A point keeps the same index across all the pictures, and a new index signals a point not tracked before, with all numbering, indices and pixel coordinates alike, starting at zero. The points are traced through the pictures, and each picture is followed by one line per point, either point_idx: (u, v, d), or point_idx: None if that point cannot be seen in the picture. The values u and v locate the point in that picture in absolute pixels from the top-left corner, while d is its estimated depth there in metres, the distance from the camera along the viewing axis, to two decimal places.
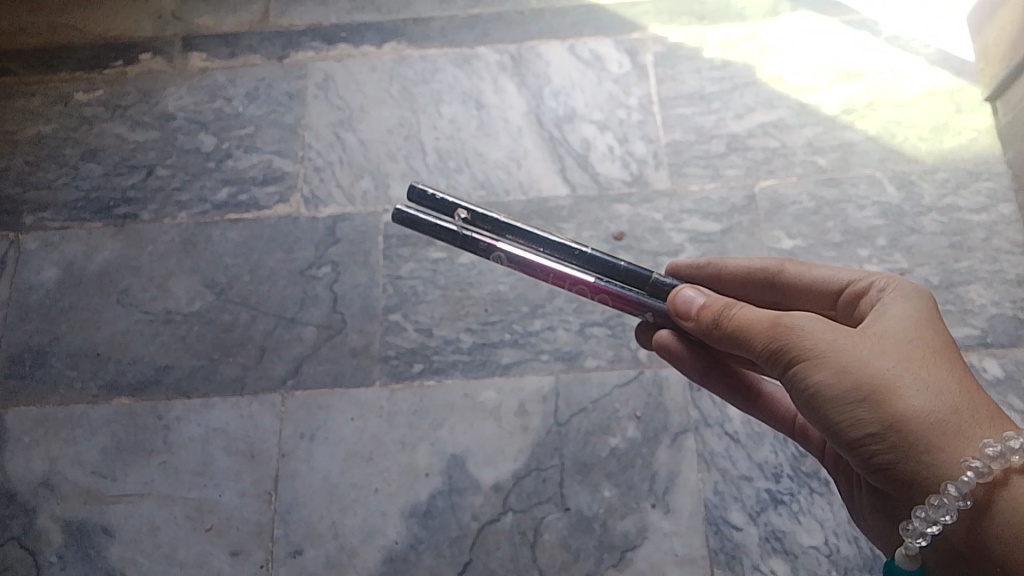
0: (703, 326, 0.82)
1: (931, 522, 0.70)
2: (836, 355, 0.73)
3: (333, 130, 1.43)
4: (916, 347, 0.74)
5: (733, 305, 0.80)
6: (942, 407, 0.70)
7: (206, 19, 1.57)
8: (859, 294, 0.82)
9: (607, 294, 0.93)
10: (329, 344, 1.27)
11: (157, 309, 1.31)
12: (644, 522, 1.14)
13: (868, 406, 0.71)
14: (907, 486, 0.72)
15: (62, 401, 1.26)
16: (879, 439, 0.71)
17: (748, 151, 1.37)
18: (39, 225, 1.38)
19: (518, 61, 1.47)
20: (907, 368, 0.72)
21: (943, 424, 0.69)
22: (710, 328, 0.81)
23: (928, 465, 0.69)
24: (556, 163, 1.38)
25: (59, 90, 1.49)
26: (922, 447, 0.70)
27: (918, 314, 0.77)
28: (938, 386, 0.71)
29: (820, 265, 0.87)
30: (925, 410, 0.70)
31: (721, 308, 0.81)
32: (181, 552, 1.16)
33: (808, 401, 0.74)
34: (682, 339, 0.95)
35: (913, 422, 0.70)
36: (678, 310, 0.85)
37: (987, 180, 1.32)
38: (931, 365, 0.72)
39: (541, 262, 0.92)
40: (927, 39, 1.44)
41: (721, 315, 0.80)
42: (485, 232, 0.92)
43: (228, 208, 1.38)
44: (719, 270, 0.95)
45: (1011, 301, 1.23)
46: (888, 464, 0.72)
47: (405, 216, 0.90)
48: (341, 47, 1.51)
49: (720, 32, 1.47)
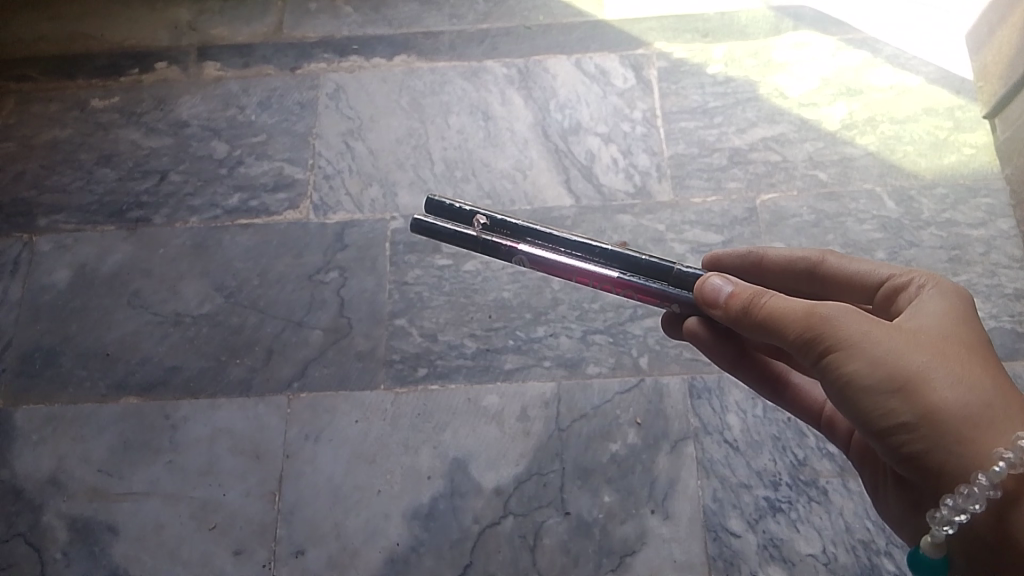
0: (731, 315, 0.82)
1: (960, 511, 0.70)
2: (871, 346, 0.73)
3: (343, 139, 1.46)
4: (951, 342, 0.75)
5: (763, 294, 0.79)
6: (977, 400, 0.71)
7: (222, 29, 1.61)
8: (898, 289, 0.84)
9: (630, 288, 0.94)
10: (335, 348, 1.29)
11: (167, 311, 1.34)
12: (644, 527, 1.15)
13: (901, 396, 0.71)
14: (935, 476, 0.72)
15: (71, 400, 1.28)
16: (911, 428, 0.72)
17: (750, 165, 1.39)
18: (53, 227, 1.41)
19: (525, 75, 1.50)
20: (942, 362, 0.72)
21: (976, 417, 0.70)
22: (739, 315, 0.81)
23: (958, 455, 0.70)
24: (562, 174, 1.40)
25: (76, 96, 1.53)
26: (954, 438, 0.70)
27: (953, 312, 0.78)
28: (972, 381, 0.72)
29: (858, 258, 0.89)
30: (959, 401, 0.71)
31: (750, 296, 0.80)
32: (184, 550, 1.18)
33: (839, 390, 0.75)
34: (709, 325, 0.95)
35: (947, 414, 0.70)
36: (705, 298, 0.85)
37: (986, 197, 1.34)
38: (965, 360, 0.73)
39: (564, 262, 0.93)
40: (926, 58, 1.47)
41: (750, 303, 0.79)
42: (504, 236, 0.94)
43: (239, 213, 1.40)
44: (760, 259, 0.97)
45: (1009, 315, 1.25)
46: (919, 454, 0.72)
47: (424, 225, 0.90)
48: (352, 59, 1.54)
49: (724, 48, 1.51)
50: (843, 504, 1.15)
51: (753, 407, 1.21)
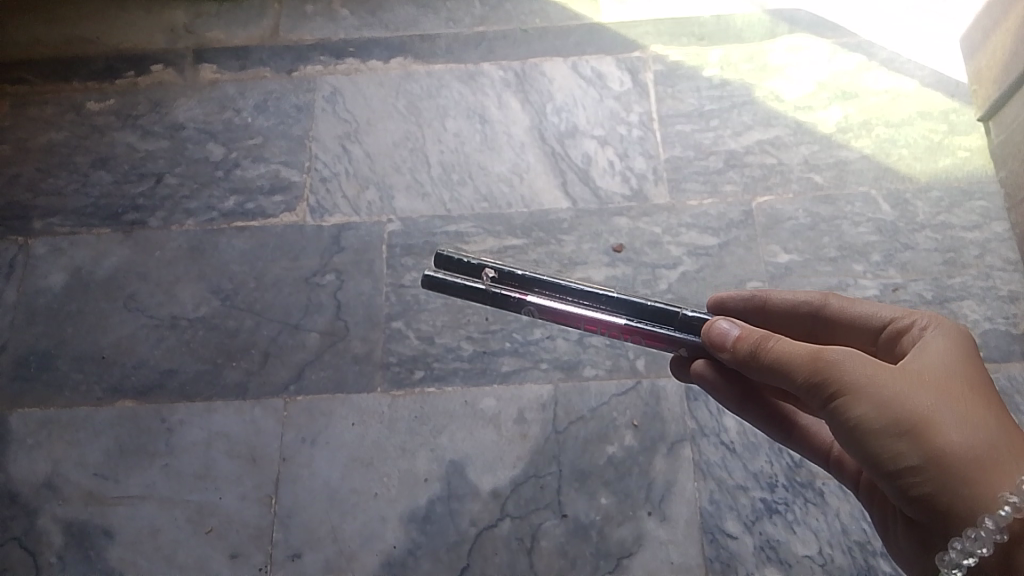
0: (739, 358, 0.82)
1: (967, 554, 0.71)
2: (878, 388, 0.73)
3: (340, 142, 1.46)
4: (955, 383, 0.75)
5: (770, 337, 0.79)
6: (982, 442, 0.71)
7: (218, 32, 1.60)
8: (901, 330, 0.84)
9: (638, 334, 0.94)
10: (331, 350, 1.29)
11: (163, 314, 1.33)
12: (641, 530, 1.15)
13: (909, 439, 0.71)
14: (943, 519, 0.72)
15: (66, 403, 1.28)
16: (918, 472, 0.72)
17: (746, 168, 1.39)
18: (49, 230, 1.41)
19: (522, 79, 1.51)
20: (947, 404, 0.73)
21: (982, 459, 0.70)
22: (746, 358, 0.81)
23: (966, 499, 0.70)
24: (558, 177, 1.41)
25: (72, 99, 1.53)
26: (961, 482, 0.70)
27: (956, 352, 0.78)
28: (977, 422, 0.72)
29: (861, 300, 0.90)
30: (964, 445, 0.71)
31: (757, 339, 0.80)
32: (180, 555, 1.17)
33: (848, 434, 0.74)
34: (716, 367, 0.97)
35: (953, 456, 0.70)
36: (712, 341, 0.84)
37: (980, 200, 1.35)
38: (969, 401, 0.73)
39: (572, 312, 0.95)
40: (921, 62, 1.48)
41: (757, 347, 0.79)
42: (512, 287, 0.95)
43: (236, 216, 1.40)
44: (764, 302, 0.97)
45: (1003, 318, 1.25)
46: (926, 498, 0.72)
47: (435, 280, 0.94)
48: (349, 62, 1.54)
49: (720, 52, 1.51)
50: (840, 506, 1.15)
51: None
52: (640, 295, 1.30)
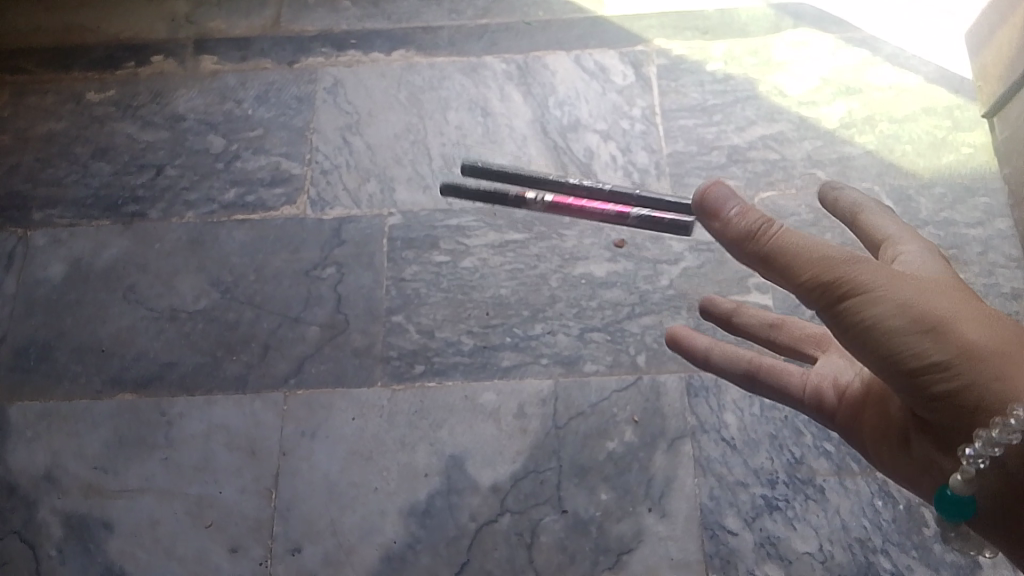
0: (731, 244, 0.74)
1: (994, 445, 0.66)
2: (895, 290, 0.67)
3: (341, 134, 1.45)
4: (953, 288, 0.71)
5: (774, 223, 0.72)
6: (1000, 335, 0.66)
7: (219, 22, 1.59)
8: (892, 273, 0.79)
9: None
10: (332, 344, 1.28)
11: (163, 306, 1.33)
12: (641, 525, 1.15)
13: (933, 335, 0.66)
14: (962, 411, 0.68)
15: (66, 395, 1.27)
16: (943, 368, 0.66)
17: (749, 163, 1.39)
18: (48, 221, 1.40)
19: (524, 71, 1.50)
20: (961, 306, 0.68)
21: (1003, 349, 0.66)
22: (740, 246, 0.73)
23: (995, 387, 0.65)
24: (560, 171, 1.40)
25: (72, 89, 1.52)
26: (987, 373, 0.65)
27: (943, 274, 0.75)
28: (990, 320, 0.67)
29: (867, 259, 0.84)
30: (987, 338, 0.66)
31: (757, 219, 0.72)
32: (179, 547, 1.17)
33: (861, 335, 0.68)
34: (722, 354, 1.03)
35: (978, 349, 0.65)
36: (704, 215, 0.76)
37: (983, 196, 1.34)
38: (974, 303, 0.69)
39: None
40: (926, 58, 1.47)
41: (759, 233, 0.72)
42: None
43: (236, 208, 1.40)
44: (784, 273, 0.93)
45: (1006, 315, 1.25)
46: (948, 393, 0.67)
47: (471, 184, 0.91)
48: (350, 54, 1.54)
49: (723, 46, 1.50)
50: (840, 503, 1.15)
51: (750, 406, 1.21)
52: (641, 290, 1.30)
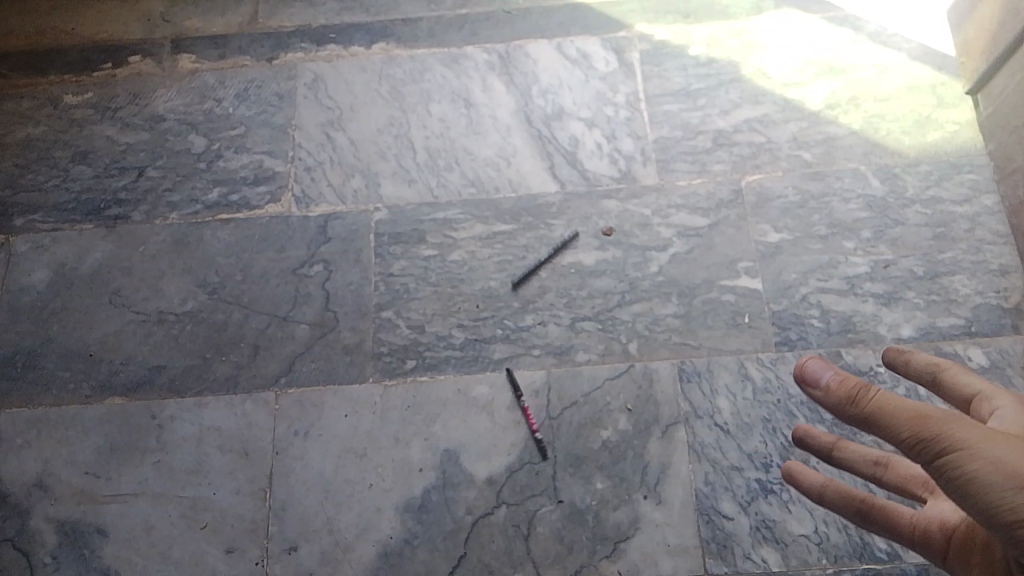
0: (832, 401, 0.77)
1: None
2: (986, 444, 0.64)
3: (324, 130, 1.44)
4: None
5: (870, 389, 0.74)
6: None
7: (196, 20, 1.57)
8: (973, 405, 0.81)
9: None
10: (322, 342, 1.27)
11: (150, 309, 1.32)
12: (637, 513, 1.15)
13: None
14: None
15: (55, 402, 1.26)
16: None
17: (734, 146, 1.38)
18: (30, 227, 1.38)
19: (506, 60, 1.49)
20: None
21: None
22: (842, 404, 0.76)
23: None
24: (546, 161, 1.39)
25: (49, 92, 1.50)
26: None
27: None
28: None
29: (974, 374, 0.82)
30: None
31: (854, 389, 0.75)
32: (175, 551, 1.17)
33: (959, 494, 0.64)
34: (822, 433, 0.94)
35: None
36: (804, 381, 0.80)
37: (969, 173, 1.34)
38: None
39: None
40: (909, 35, 1.46)
41: (856, 398, 0.74)
42: None
43: (220, 208, 1.38)
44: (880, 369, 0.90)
45: (994, 291, 1.25)
46: None
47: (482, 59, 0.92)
48: (330, 48, 1.52)
49: (705, 30, 1.49)
50: None
51: (742, 390, 1.21)
52: (630, 278, 1.29)
